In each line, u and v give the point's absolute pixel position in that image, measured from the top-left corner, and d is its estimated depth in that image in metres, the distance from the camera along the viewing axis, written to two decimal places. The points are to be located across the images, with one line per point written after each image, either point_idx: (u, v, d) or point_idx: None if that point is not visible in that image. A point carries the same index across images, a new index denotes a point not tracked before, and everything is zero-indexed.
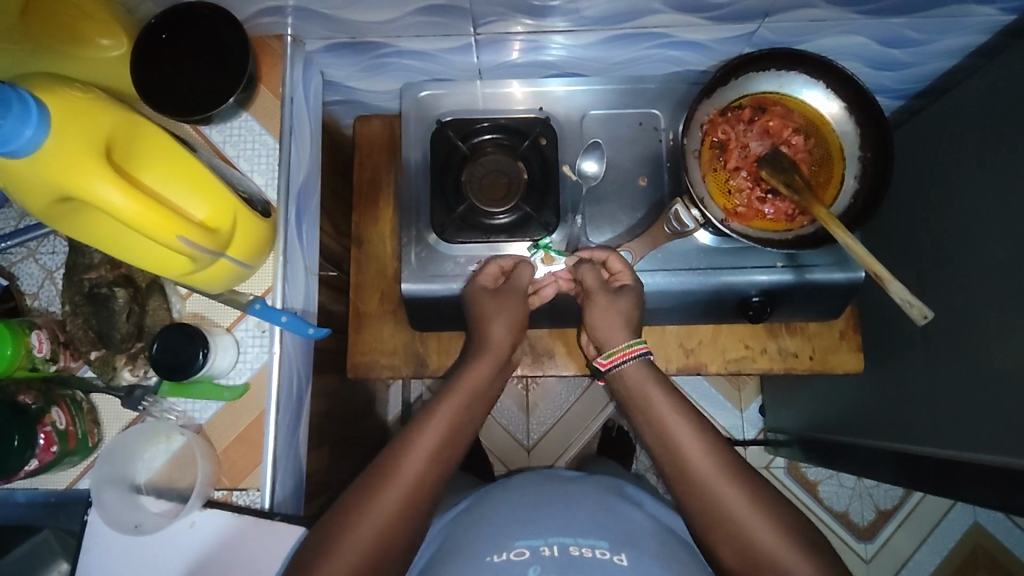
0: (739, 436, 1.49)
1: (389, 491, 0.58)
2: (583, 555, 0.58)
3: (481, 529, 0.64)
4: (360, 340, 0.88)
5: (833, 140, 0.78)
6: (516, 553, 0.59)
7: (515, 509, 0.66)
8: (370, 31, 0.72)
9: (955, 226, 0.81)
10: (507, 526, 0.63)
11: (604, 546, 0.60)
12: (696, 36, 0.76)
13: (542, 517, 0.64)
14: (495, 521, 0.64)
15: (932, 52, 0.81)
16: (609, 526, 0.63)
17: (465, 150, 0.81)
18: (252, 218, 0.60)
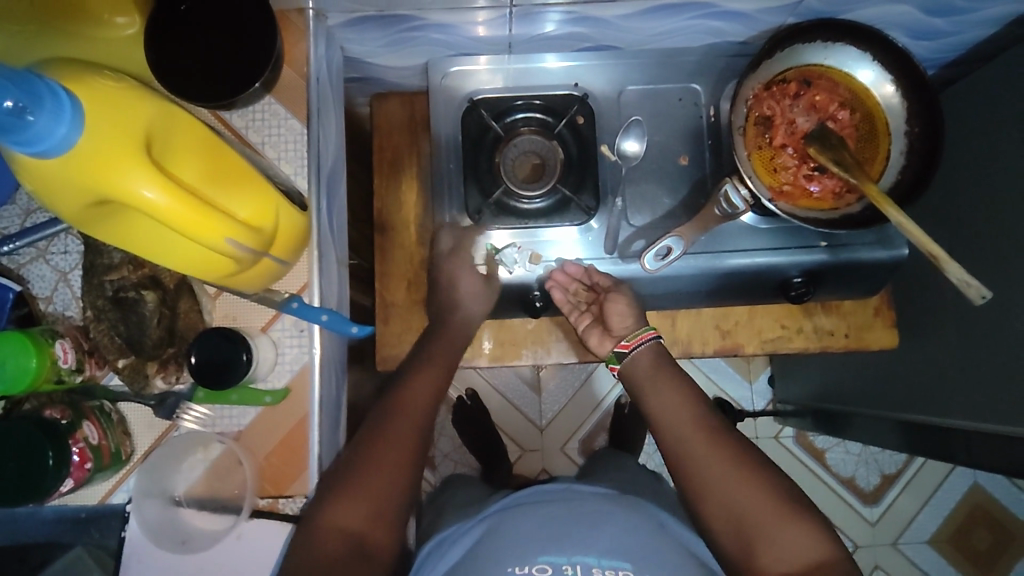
0: (748, 408, 1.50)
1: (395, 422, 0.64)
2: None
3: (504, 538, 0.63)
4: (388, 332, 0.84)
5: (879, 114, 0.75)
6: (538, 569, 0.59)
7: (535, 519, 0.64)
8: (399, 4, 0.68)
9: (983, 196, 0.79)
10: (534, 532, 0.62)
11: (627, 568, 0.60)
12: (741, 6, 0.73)
13: (566, 525, 0.63)
14: (518, 530, 0.63)
15: (975, 20, 0.79)
16: (635, 544, 0.62)
17: (499, 131, 0.76)
18: (291, 213, 0.56)
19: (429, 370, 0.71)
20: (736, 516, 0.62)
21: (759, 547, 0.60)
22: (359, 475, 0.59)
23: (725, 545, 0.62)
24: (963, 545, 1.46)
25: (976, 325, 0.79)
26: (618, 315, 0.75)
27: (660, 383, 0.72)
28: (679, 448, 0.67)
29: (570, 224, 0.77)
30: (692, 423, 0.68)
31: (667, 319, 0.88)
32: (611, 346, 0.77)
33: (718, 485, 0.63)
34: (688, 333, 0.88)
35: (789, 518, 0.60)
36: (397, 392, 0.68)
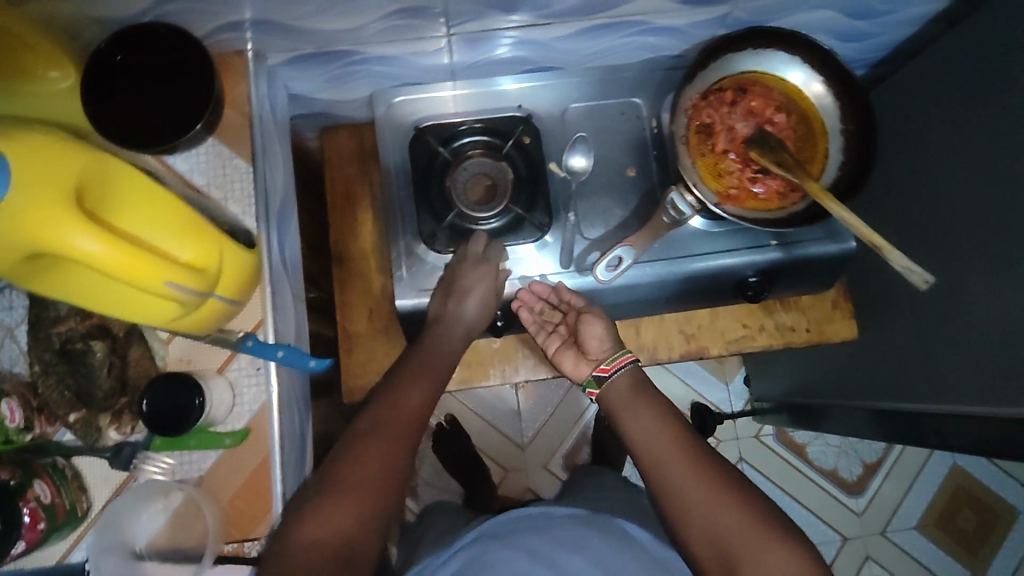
0: (727, 410, 1.50)
1: (372, 443, 0.62)
2: None
3: (485, 569, 0.64)
4: (353, 363, 0.84)
5: (815, 115, 0.78)
6: None
7: (521, 550, 0.66)
8: (338, 40, 0.70)
9: (921, 183, 0.82)
10: (515, 564, 0.64)
11: None
12: (670, 21, 0.76)
13: (543, 555, 0.65)
14: (494, 563, 0.65)
15: (895, 21, 0.82)
16: (608, 566, 0.65)
17: (447, 156, 0.77)
18: (239, 252, 0.56)
19: (418, 388, 0.69)
20: (722, 544, 0.59)
21: (739, 567, 0.58)
22: (332, 497, 0.58)
23: (711, 573, 0.60)
24: (950, 528, 1.47)
25: (920, 307, 0.81)
26: (592, 340, 0.77)
27: (640, 403, 0.71)
28: (658, 466, 0.65)
29: (525, 242, 0.77)
30: (669, 438, 0.67)
31: (631, 328, 0.89)
32: (587, 370, 0.79)
33: (694, 507, 0.61)
34: (654, 340, 0.88)
35: (773, 541, 0.58)
36: (381, 411, 0.65)
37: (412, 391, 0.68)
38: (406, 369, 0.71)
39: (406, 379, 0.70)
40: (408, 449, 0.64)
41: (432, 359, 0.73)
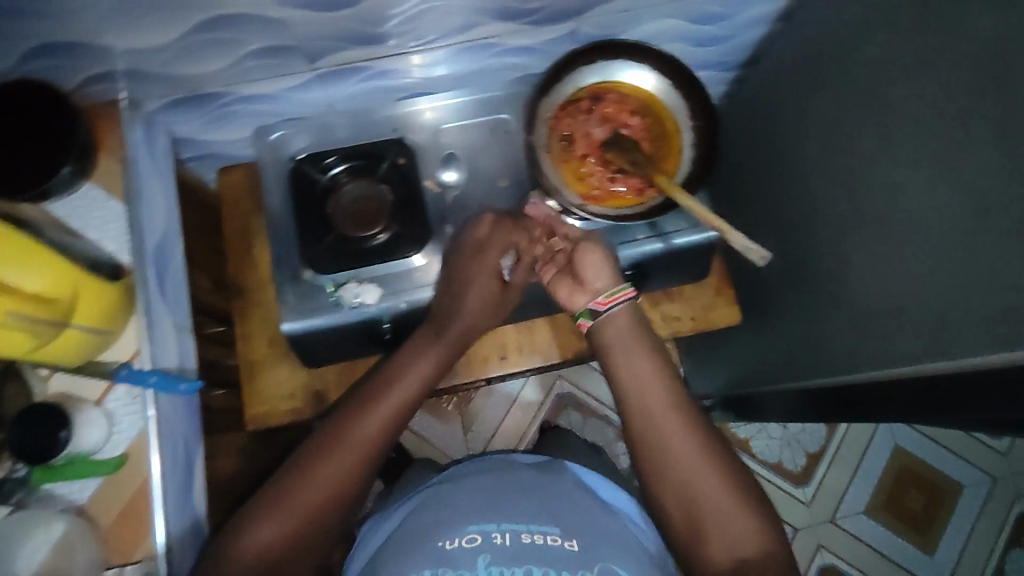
0: None
1: (327, 470, 0.68)
2: (533, 541, 0.66)
3: (440, 513, 0.70)
4: (255, 389, 0.89)
5: (666, 116, 0.83)
6: (467, 539, 0.67)
7: (479, 494, 0.72)
8: (205, 83, 0.75)
9: (769, 171, 0.87)
10: (465, 508, 0.71)
11: (555, 532, 0.68)
12: (525, 41, 0.82)
13: (506, 499, 0.71)
14: (450, 508, 0.71)
15: (739, 23, 0.88)
16: (564, 511, 0.71)
17: (326, 182, 0.82)
18: (99, 286, 0.61)
19: (383, 412, 0.72)
20: (690, 507, 0.66)
21: (704, 528, 0.65)
22: (280, 515, 0.65)
23: (675, 525, 0.67)
24: (900, 509, 1.47)
25: (786, 286, 0.85)
26: (594, 271, 0.76)
27: (641, 353, 0.74)
28: (645, 435, 0.70)
29: (404, 256, 0.81)
30: (668, 405, 0.71)
31: (526, 330, 0.93)
32: (584, 300, 0.77)
33: (678, 470, 0.68)
34: (549, 340, 0.93)
35: (741, 510, 0.65)
36: (342, 433, 0.70)
37: (376, 417, 0.72)
38: (375, 391, 0.74)
39: (396, 377, 0.76)
40: (363, 475, 0.70)
41: (426, 349, 0.78)
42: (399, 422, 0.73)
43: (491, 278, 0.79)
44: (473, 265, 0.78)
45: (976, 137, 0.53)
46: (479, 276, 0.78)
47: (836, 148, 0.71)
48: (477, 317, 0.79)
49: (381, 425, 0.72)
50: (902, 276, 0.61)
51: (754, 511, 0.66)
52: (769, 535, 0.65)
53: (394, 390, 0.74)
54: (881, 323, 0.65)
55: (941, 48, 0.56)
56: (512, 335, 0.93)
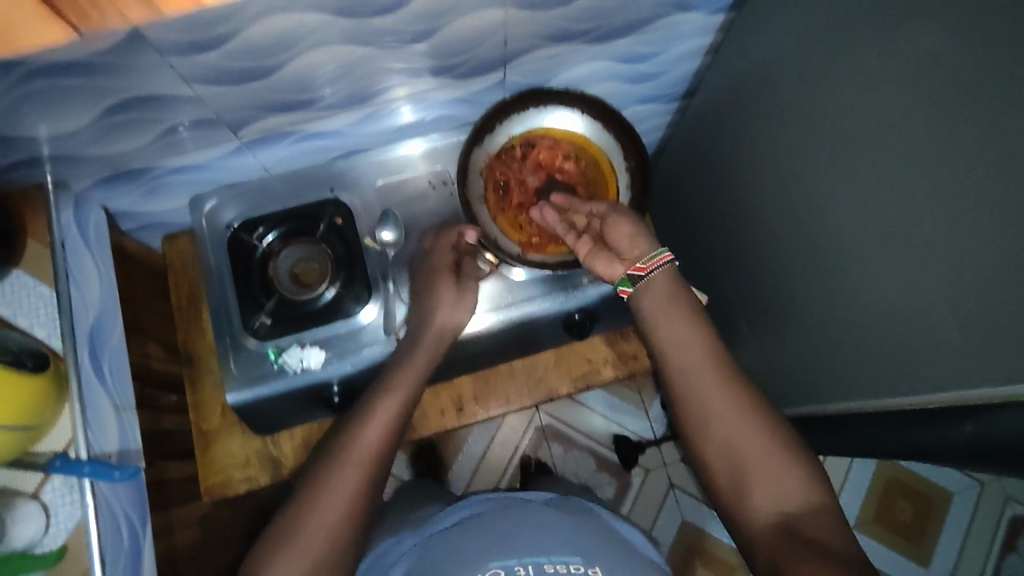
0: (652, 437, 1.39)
1: (346, 468, 0.64)
2: (558, 571, 0.62)
3: (452, 554, 0.66)
4: (210, 459, 0.90)
5: (601, 157, 0.84)
6: (491, 573, 0.62)
7: (492, 530, 0.68)
8: (131, 159, 0.74)
9: (733, 197, 0.86)
10: (482, 547, 0.66)
11: (578, 560, 0.63)
12: (453, 94, 0.81)
13: (517, 533, 0.67)
14: (462, 543, 0.67)
15: (672, 59, 0.87)
16: (578, 541, 0.66)
17: (263, 248, 0.82)
18: (22, 380, 0.61)
19: (395, 400, 0.69)
20: (734, 463, 0.61)
21: (749, 492, 0.60)
22: (305, 529, 0.60)
23: (719, 484, 0.63)
24: (891, 522, 1.40)
25: (774, 314, 0.84)
26: (622, 239, 0.73)
27: (681, 323, 0.68)
28: (693, 410, 0.65)
29: (347, 317, 0.81)
30: (702, 366, 0.66)
31: (482, 379, 0.92)
32: (623, 269, 0.73)
33: (716, 424, 0.63)
34: (505, 389, 0.92)
35: (791, 465, 0.60)
36: (355, 429, 0.67)
37: (390, 404, 0.69)
38: (372, 392, 0.71)
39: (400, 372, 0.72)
40: (382, 467, 0.66)
41: (427, 339, 0.75)
42: (413, 407, 0.71)
43: (449, 273, 0.77)
44: (432, 271, 0.78)
45: (946, 152, 0.50)
46: (439, 273, 0.77)
47: (798, 177, 0.70)
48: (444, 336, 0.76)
49: (394, 412, 0.69)
50: (897, 289, 0.58)
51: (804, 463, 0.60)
52: (823, 491, 0.59)
53: (402, 378, 0.72)
54: (885, 337, 0.61)
55: (885, 65, 0.55)
56: (468, 385, 0.92)
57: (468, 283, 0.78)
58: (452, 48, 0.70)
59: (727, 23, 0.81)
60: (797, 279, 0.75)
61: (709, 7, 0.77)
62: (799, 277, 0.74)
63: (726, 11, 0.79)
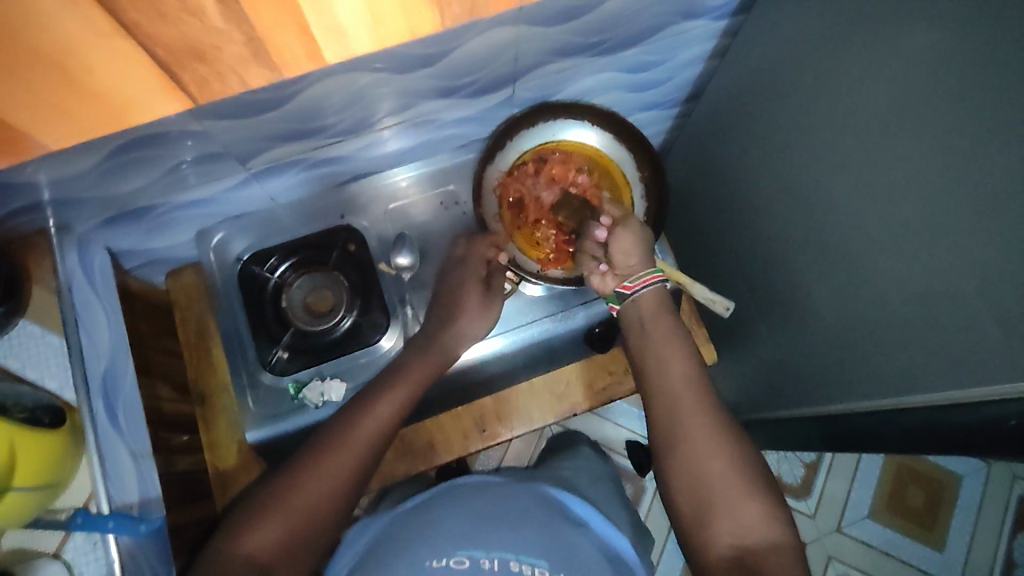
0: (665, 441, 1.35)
1: (337, 455, 0.62)
2: (522, 572, 0.57)
3: (424, 531, 0.62)
4: (227, 500, 0.88)
5: (614, 169, 0.84)
6: (457, 561, 0.57)
7: (468, 519, 0.63)
8: (137, 198, 0.72)
9: (744, 198, 0.84)
10: (455, 532, 0.61)
11: (542, 565, 0.58)
12: (463, 112, 0.79)
13: (499, 524, 0.62)
14: (429, 531, 0.62)
15: (675, 66, 0.86)
16: (554, 547, 0.62)
17: (275, 280, 0.80)
18: (40, 438, 0.59)
19: (398, 395, 0.69)
20: (699, 486, 0.59)
21: (713, 514, 0.58)
22: (285, 505, 0.58)
23: (680, 509, 0.60)
24: (905, 510, 1.35)
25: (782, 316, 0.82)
26: (621, 253, 0.74)
27: (669, 348, 0.69)
28: (672, 428, 0.63)
29: (367, 345, 0.79)
30: (685, 392, 0.65)
31: (503, 399, 0.91)
32: (613, 285, 0.76)
33: (686, 448, 0.61)
34: (527, 407, 0.91)
35: (748, 499, 0.57)
36: (352, 418, 0.66)
37: (390, 399, 0.68)
38: (388, 375, 0.71)
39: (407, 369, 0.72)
40: (369, 465, 0.64)
41: (442, 335, 0.76)
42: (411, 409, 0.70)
43: (479, 282, 0.78)
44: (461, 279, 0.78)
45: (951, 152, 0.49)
46: (468, 280, 0.78)
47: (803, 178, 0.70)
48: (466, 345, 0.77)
49: (396, 406, 0.68)
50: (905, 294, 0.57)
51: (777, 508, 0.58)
52: (785, 527, 0.57)
53: (404, 376, 0.71)
54: None
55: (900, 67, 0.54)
56: (489, 406, 0.91)
57: (499, 296, 0.79)
58: (462, 68, 0.69)
59: (728, 28, 0.81)
60: None
61: (712, 13, 0.76)
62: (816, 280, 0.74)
63: (726, 16, 0.78)
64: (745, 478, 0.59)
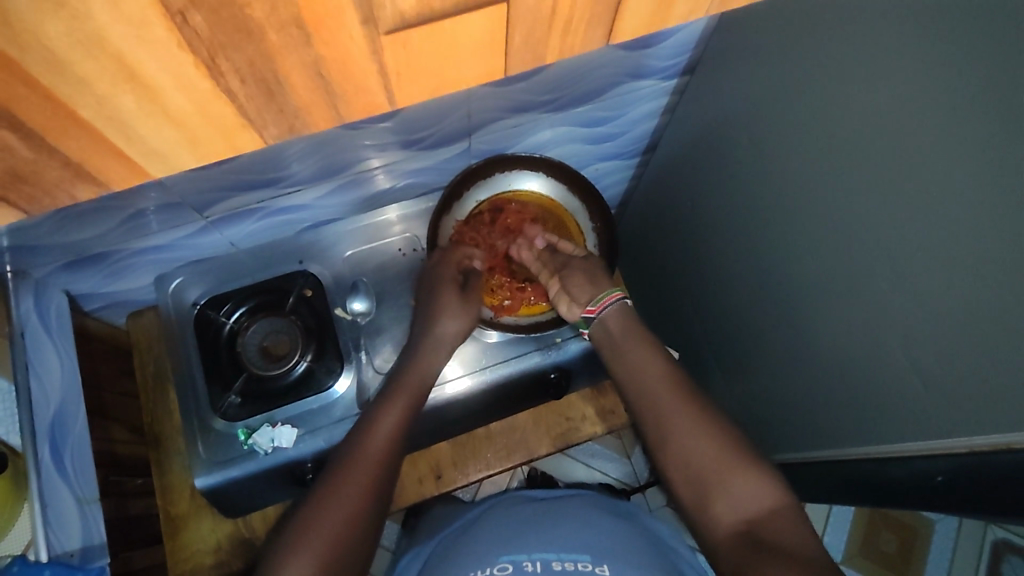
0: (634, 483, 1.33)
1: (353, 475, 0.63)
2: (565, 568, 0.60)
3: (469, 547, 0.68)
4: (178, 546, 0.87)
5: (568, 218, 0.87)
6: (499, 568, 0.62)
7: (502, 529, 0.70)
8: (95, 244, 0.73)
9: (697, 246, 0.86)
10: (494, 544, 0.67)
11: (585, 559, 0.61)
12: (419, 163, 0.82)
13: (535, 532, 0.68)
14: (481, 540, 0.69)
15: (630, 120, 0.89)
16: (592, 543, 0.64)
17: (230, 325, 0.81)
18: None
19: (398, 406, 0.70)
20: (693, 472, 0.59)
21: (711, 499, 0.57)
22: (317, 530, 0.58)
23: (682, 498, 0.60)
24: (876, 555, 1.29)
25: (739, 362, 0.83)
26: (578, 286, 0.77)
27: (634, 344, 0.69)
28: (658, 419, 0.63)
29: (319, 392, 0.79)
30: (664, 385, 0.65)
31: (460, 446, 0.92)
32: (579, 312, 0.77)
33: (673, 442, 0.61)
34: (483, 452, 0.92)
35: (739, 469, 0.57)
36: (357, 438, 0.67)
37: (390, 411, 0.69)
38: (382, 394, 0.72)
39: (398, 384, 0.72)
40: (384, 479, 0.65)
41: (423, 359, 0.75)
42: (413, 417, 0.71)
43: (453, 285, 0.78)
44: (436, 284, 0.78)
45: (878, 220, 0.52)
46: (442, 286, 0.78)
47: (751, 228, 0.72)
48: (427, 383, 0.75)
49: (396, 419, 0.69)
50: (851, 336, 0.59)
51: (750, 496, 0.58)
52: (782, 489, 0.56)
53: (398, 390, 0.72)
54: (845, 391, 0.61)
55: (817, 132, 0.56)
56: (445, 452, 0.91)
57: (474, 296, 0.79)
58: (419, 125, 0.72)
59: (677, 86, 0.84)
60: (762, 326, 0.74)
61: (660, 74, 0.79)
62: (760, 330, 0.75)
63: (676, 76, 0.82)
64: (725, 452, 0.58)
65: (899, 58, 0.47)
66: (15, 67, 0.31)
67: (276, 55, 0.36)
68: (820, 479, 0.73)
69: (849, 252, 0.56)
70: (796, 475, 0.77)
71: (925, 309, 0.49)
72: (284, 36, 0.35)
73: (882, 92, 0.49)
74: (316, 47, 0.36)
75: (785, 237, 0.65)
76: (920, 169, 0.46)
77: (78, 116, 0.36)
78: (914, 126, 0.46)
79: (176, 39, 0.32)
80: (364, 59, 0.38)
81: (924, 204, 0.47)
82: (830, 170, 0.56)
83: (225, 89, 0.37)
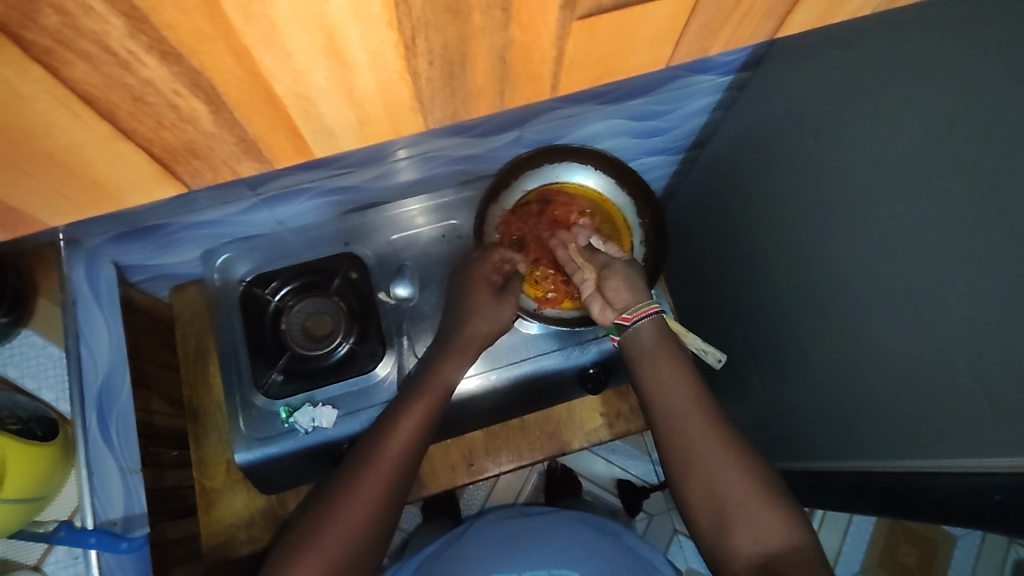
0: (655, 481, 1.32)
1: (370, 480, 0.63)
2: None
3: (471, 552, 0.82)
4: (211, 518, 0.88)
5: (616, 214, 0.86)
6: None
7: (496, 542, 0.82)
8: (148, 218, 0.73)
9: (744, 246, 0.85)
10: (489, 552, 0.81)
11: None
12: (473, 150, 0.80)
13: (525, 543, 0.81)
14: (478, 552, 0.81)
15: (681, 115, 0.88)
16: None
17: (273, 304, 0.81)
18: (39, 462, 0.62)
19: (424, 403, 0.70)
20: (717, 495, 0.60)
21: (727, 519, 0.59)
22: (328, 534, 0.60)
23: (701, 523, 0.61)
24: (894, 568, 1.28)
25: (777, 362, 0.82)
26: (615, 289, 0.74)
27: (660, 360, 0.68)
28: (681, 442, 0.63)
29: (359, 374, 0.80)
30: (688, 402, 0.65)
31: (494, 435, 0.92)
32: (613, 318, 0.75)
33: (701, 461, 0.62)
34: (517, 442, 0.92)
35: (759, 503, 0.58)
36: (377, 441, 0.66)
37: (414, 413, 0.69)
38: (408, 390, 0.72)
39: (425, 383, 0.72)
40: (398, 487, 0.65)
41: (451, 361, 0.74)
42: (434, 417, 0.70)
43: (487, 285, 0.77)
44: (470, 282, 0.78)
45: (939, 226, 0.50)
46: (477, 284, 0.77)
47: (798, 233, 0.71)
48: (459, 374, 0.74)
49: (419, 418, 0.69)
50: (895, 345, 0.58)
51: (778, 502, 0.58)
52: (758, 515, 0.58)
53: (432, 383, 0.72)
54: (893, 403, 0.60)
55: (878, 136, 0.55)
56: (478, 440, 0.92)
57: (510, 297, 0.77)
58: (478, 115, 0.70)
59: (733, 82, 0.82)
60: (806, 332, 0.73)
61: (719, 69, 0.78)
62: (803, 336, 0.74)
63: (733, 72, 0.80)
64: (745, 477, 0.60)
65: (965, 58, 0.46)
66: (231, 36, 0.29)
67: (473, 41, 0.33)
68: (851, 488, 0.73)
69: (896, 260, 0.55)
70: (831, 482, 0.77)
71: (988, 325, 0.47)
72: (486, 18, 0.32)
73: (944, 90, 0.48)
74: (511, 30, 0.33)
75: (833, 245, 0.64)
76: (984, 175, 0.45)
77: (269, 87, 0.32)
78: (980, 132, 0.45)
79: (390, 16, 0.30)
80: (547, 47, 0.35)
81: (983, 206, 0.46)
82: (883, 171, 0.55)
83: (413, 70, 0.35)
